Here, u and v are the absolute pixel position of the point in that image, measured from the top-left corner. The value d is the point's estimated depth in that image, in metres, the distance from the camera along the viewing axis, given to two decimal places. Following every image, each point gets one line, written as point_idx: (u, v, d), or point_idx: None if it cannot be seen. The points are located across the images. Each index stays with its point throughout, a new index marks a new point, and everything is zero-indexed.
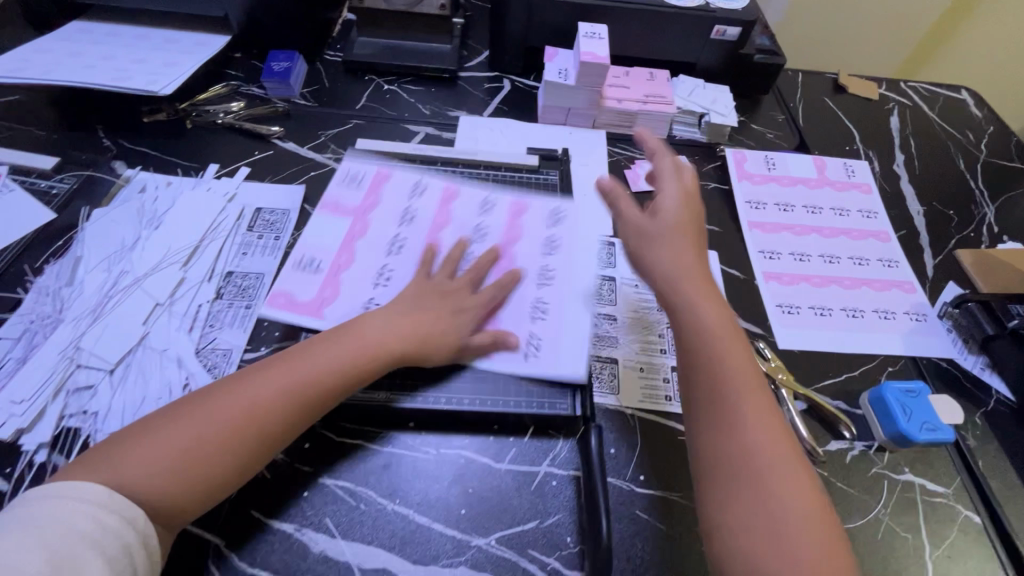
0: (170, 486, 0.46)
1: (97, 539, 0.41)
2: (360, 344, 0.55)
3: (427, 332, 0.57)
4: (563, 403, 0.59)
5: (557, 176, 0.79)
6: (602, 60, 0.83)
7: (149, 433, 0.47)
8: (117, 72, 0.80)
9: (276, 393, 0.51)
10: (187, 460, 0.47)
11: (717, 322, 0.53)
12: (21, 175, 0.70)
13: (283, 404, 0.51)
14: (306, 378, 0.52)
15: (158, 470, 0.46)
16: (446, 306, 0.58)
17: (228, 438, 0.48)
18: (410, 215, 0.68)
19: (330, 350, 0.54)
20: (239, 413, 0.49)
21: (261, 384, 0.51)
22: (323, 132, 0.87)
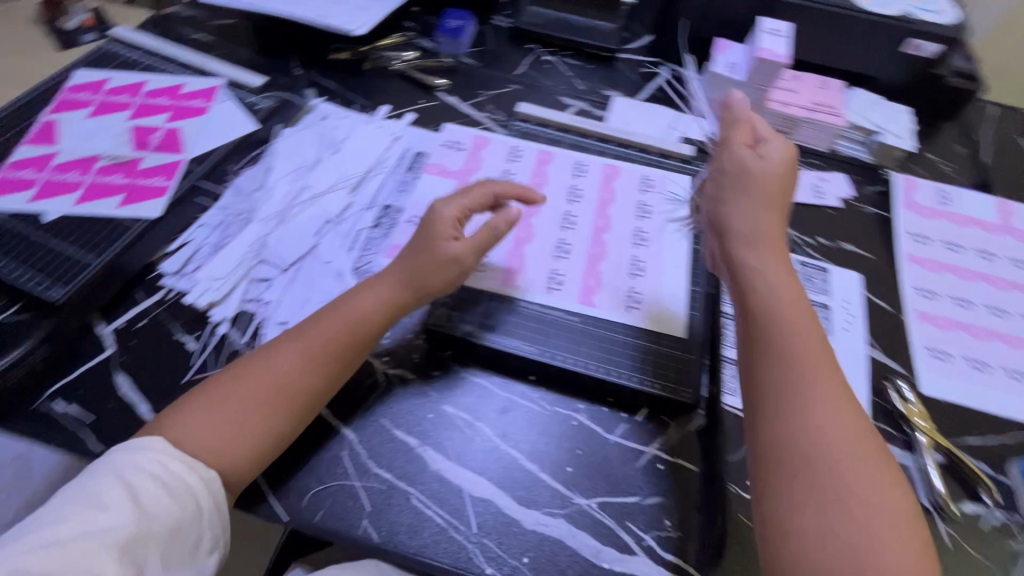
0: (232, 454, 0.49)
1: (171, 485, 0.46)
2: (366, 302, 0.56)
3: (418, 266, 0.57)
4: (687, 391, 0.58)
5: (710, 170, 0.77)
6: (780, 59, 0.80)
7: (194, 411, 0.50)
8: (320, 10, 0.88)
9: (303, 357, 0.53)
10: (225, 430, 0.49)
11: (797, 312, 0.53)
12: (234, 88, 0.78)
13: (306, 367, 0.52)
14: (326, 338, 0.53)
15: (216, 442, 0.48)
16: (422, 238, 0.58)
17: (258, 407, 0.50)
18: (507, 177, 0.73)
19: (340, 307, 0.55)
20: (270, 378, 0.51)
21: (284, 354, 0.53)
22: (483, 91, 0.91)
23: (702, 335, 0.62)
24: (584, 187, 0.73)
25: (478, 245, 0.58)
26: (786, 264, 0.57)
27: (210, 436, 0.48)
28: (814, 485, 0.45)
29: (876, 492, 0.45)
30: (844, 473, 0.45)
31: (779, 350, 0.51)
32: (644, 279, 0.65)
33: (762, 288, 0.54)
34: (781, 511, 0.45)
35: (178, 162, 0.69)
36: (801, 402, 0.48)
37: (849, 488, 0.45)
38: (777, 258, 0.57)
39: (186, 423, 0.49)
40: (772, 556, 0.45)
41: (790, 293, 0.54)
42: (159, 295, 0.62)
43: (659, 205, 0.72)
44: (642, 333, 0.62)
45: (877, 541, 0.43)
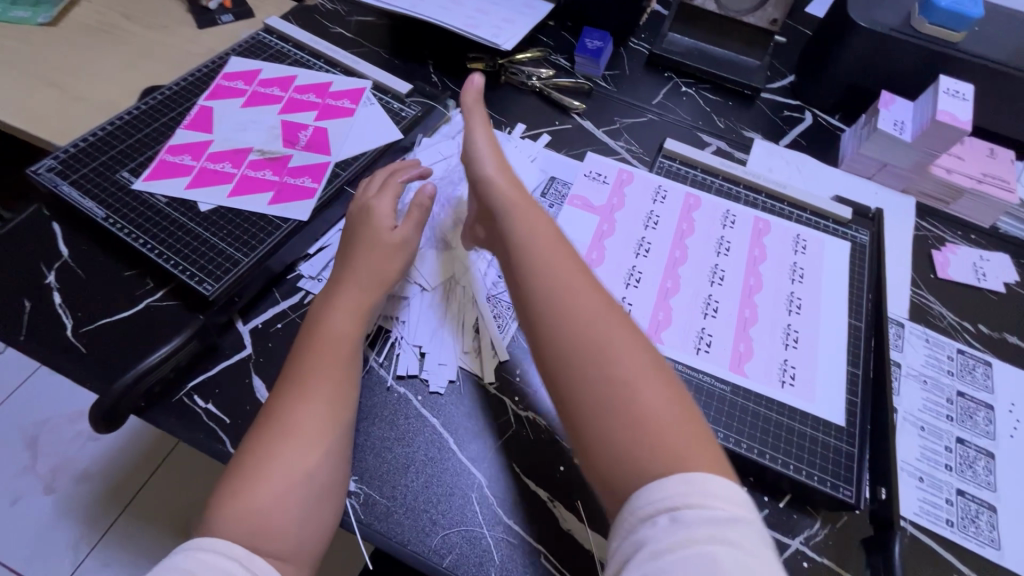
0: (285, 512, 0.45)
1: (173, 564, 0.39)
2: (340, 322, 0.54)
3: (376, 269, 0.57)
4: (846, 489, 0.53)
5: (869, 237, 0.71)
6: (963, 125, 0.72)
7: (230, 487, 0.45)
8: (466, 18, 0.86)
9: (311, 393, 0.50)
10: (259, 496, 0.45)
11: (560, 256, 0.48)
12: (379, 92, 0.77)
13: (311, 401, 0.49)
14: (313, 364, 0.52)
15: (262, 506, 0.44)
16: (359, 242, 0.59)
17: (282, 457, 0.46)
18: (652, 220, 0.68)
19: (318, 332, 0.54)
20: (286, 423, 0.48)
21: (286, 399, 0.49)
22: (618, 119, 0.87)
23: (863, 426, 0.56)
24: (733, 240, 0.68)
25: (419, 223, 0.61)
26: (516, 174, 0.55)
27: (255, 498, 0.44)
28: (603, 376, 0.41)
29: (647, 388, 0.40)
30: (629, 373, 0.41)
31: (555, 294, 0.45)
32: (798, 352, 0.60)
33: (518, 227, 0.50)
34: (587, 430, 0.40)
35: (326, 165, 0.68)
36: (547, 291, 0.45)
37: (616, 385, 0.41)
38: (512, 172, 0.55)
39: (227, 498, 0.45)
40: (592, 462, 0.40)
41: (519, 195, 0.53)
42: (296, 298, 0.62)
43: (814, 270, 0.67)
44: (796, 412, 0.56)
45: (670, 441, 0.38)
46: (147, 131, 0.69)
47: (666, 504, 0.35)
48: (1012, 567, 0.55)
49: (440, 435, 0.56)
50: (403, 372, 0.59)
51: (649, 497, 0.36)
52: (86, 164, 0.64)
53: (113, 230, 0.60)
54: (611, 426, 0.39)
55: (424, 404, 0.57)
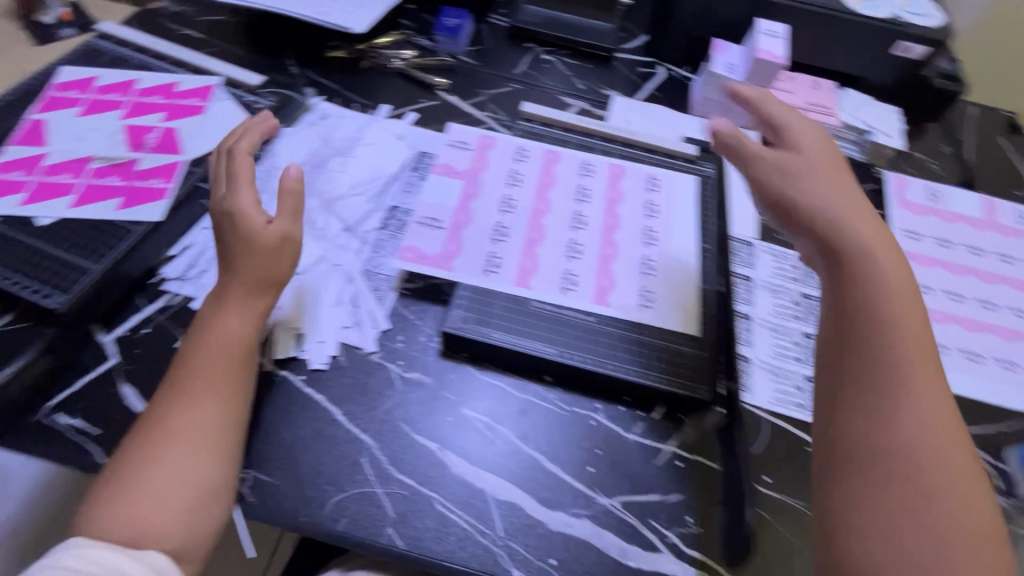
0: (173, 518, 0.45)
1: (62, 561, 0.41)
2: (235, 327, 0.53)
3: (255, 268, 0.54)
4: (703, 389, 0.59)
5: (714, 169, 0.78)
6: (779, 61, 0.81)
7: (111, 489, 0.45)
8: (316, 7, 0.86)
9: (201, 399, 0.49)
10: (152, 502, 0.45)
11: (916, 327, 0.49)
12: (231, 87, 0.75)
13: (207, 409, 0.49)
14: (210, 372, 0.50)
15: (146, 511, 0.44)
16: (234, 242, 0.55)
17: (173, 466, 0.46)
18: (515, 178, 0.72)
19: (210, 339, 0.52)
20: (174, 431, 0.47)
21: (179, 407, 0.48)
22: (484, 91, 0.90)
23: (713, 331, 0.63)
24: (592, 187, 0.73)
25: (292, 213, 0.57)
26: (883, 228, 0.55)
27: (138, 503, 0.45)
28: (904, 446, 0.45)
29: (949, 456, 0.44)
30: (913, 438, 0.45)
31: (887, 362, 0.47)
32: (656, 278, 0.66)
33: (850, 282, 0.52)
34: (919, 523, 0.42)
35: (177, 164, 0.66)
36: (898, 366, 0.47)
37: (911, 459, 0.44)
38: (874, 223, 0.54)
39: (107, 502, 0.45)
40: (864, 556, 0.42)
41: (886, 249, 0.53)
42: (162, 300, 0.60)
43: (666, 204, 0.73)
44: (656, 330, 0.62)
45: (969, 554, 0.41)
46: None
47: None
48: None
49: (326, 408, 0.57)
50: (283, 354, 0.59)
51: None
52: None
53: None
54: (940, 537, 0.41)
55: (308, 382, 0.58)
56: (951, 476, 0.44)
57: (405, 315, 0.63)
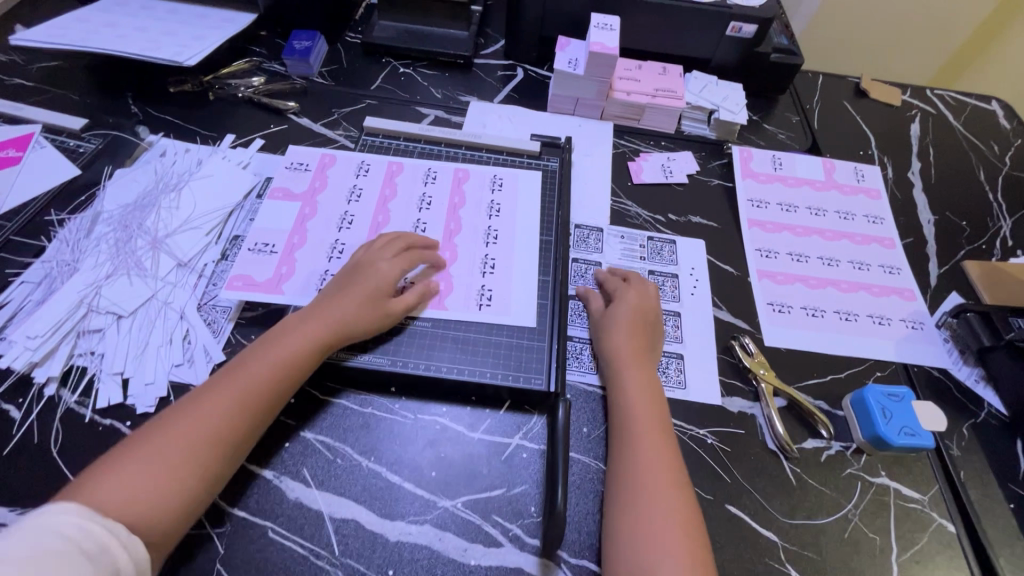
0: (165, 509, 0.47)
1: (42, 530, 0.40)
2: (292, 351, 0.56)
3: (348, 316, 0.59)
4: (538, 379, 0.61)
5: (558, 163, 0.80)
6: (612, 50, 0.84)
7: (117, 460, 0.48)
8: (148, 43, 0.84)
9: (229, 401, 0.53)
10: (170, 474, 0.48)
11: (647, 413, 0.59)
12: (52, 134, 0.73)
13: (247, 412, 0.53)
14: (257, 385, 0.54)
15: (142, 491, 0.47)
16: (350, 291, 0.60)
17: (206, 447, 0.50)
18: (355, 194, 0.73)
19: (278, 354, 0.56)
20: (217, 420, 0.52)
21: (226, 399, 0.53)
22: (337, 110, 0.90)
23: (551, 322, 0.64)
24: (434, 194, 0.74)
25: (417, 291, 0.63)
26: (642, 337, 0.64)
27: (138, 479, 0.47)
28: (648, 506, 0.52)
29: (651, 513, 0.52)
30: (654, 499, 0.52)
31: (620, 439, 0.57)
32: (496, 276, 0.67)
33: (620, 382, 0.61)
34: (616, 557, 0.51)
35: None
36: (630, 439, 0.57)
37: (649, 515, 0.52)
38: (633, 332, 0.64)
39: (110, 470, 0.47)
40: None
41: (630, 350, 0.63)
42: None
43: (509, 203, 0.74)
44: (495, 328, 0.63)
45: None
46: None
47: None
48: (696, 399, 0.65)
49: None
50: (106, 403, 0.57)
51: None
52: None
53: None
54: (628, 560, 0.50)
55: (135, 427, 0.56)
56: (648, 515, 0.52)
57: (242, 345, 0.62)
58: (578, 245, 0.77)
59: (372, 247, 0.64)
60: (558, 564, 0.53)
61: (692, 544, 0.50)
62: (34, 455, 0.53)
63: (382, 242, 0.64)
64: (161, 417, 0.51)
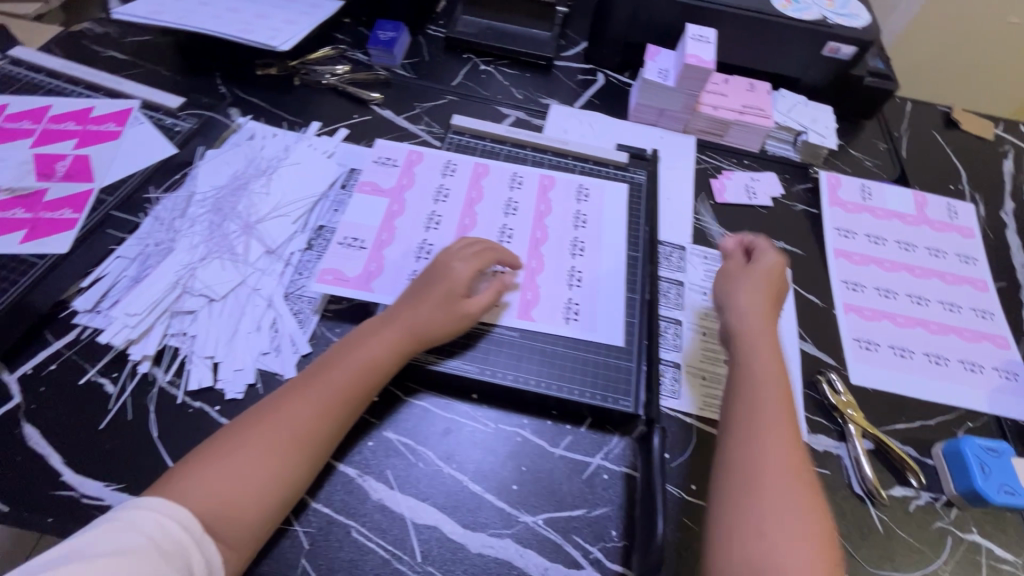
0: (248, 511, 0.48)
1: (131, 525, 0.43)
2: (368, 356, 0.55)
3: (423, 323, 0.57)
4: (626, 400, 0.60)
5: (645, 176, 0.78)
6: (707, 64, 0.82)
7: (207, 459, 0.49)
8: (242, 25, 0.85)
9: (310, 405, 0.52)
10: (247, 478, 0.48)
11: (778, 388, 0.57)
12: (149, 110, 0.74)
13: (322, 418, 0.52)
14: (336, 390, 0.53)
15: (221, 493, 0.47)
16: (426, 297, 0.59)
17: (283, 452, 0.50)
18: (442, 193, 0.72)
19: (353, 359, 0.55)
20: (293, 424, 0.51)
21: (302, 405, 0.52)
22: (419, 104, 0.90)
23: (639, 342, 0.63)
24: (520, 199, 0.72)
25: (492, 295, 0.60)
26: (773, 315, 0.64)
27: (223, 480, 0.48)
28: (779, 483, 0.50)
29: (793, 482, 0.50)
30: (782, 488, 0.50)
31: (752, 407, 0.55)
32: (582, 289, 0.66)
33: (754, 350, 0.60)
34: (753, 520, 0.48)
35: (89, 193, 0.64)
36: (761, 425, 0.54)
37: (776, 502, 0.49)
38: (764, 307, 0.64)
39: (198, 468, 0.49)
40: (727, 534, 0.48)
41: (759, 325, 0.63)
42: (72, 335, 0.59)
43: (596, 214, 0.73)
44: (580, 343, 0.62)
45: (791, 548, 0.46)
46: None
47: None
48: None
49: None
50: (197, 386, 0.57)
51: None
52: None
53: None
54: (763, 527, 0.48)
55: (224, 412, 0.56)
56: (788, 485, 0.50)
57: (326, 338, 0.62)
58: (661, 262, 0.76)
59: (450, 249, 0.63)
60: None
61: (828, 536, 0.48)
62: (128, 432, 0.54)
63: (462, 246, 0.63)
64: (242, 419, 0.52)
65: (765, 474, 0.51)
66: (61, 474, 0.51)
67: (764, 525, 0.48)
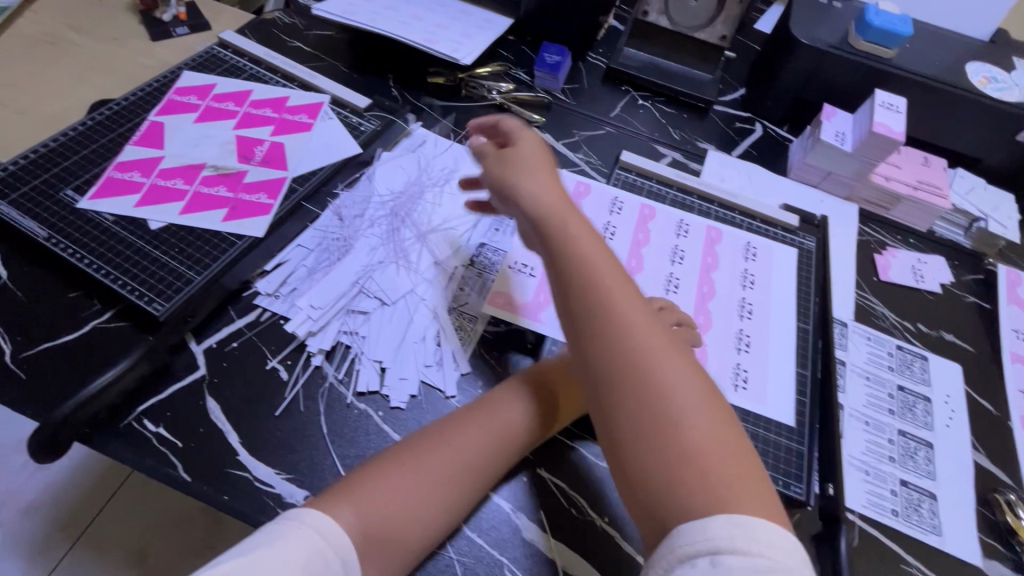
0: (412, 533, 0.47)
1: (293, 549, 0.41)
2: (546, 400, 0.56)
3: None
4: (798, 486, 0.56)
5: (815, 244, 0.75)
6: (896, 135, 0.77)
7: (386, 472, 0.49)
8: (425, 34, 0.87)
9: (490, 438, 0.52)
10: (420, 500, 0.48)
11: (611, 265, 0.45)
12: (337, 106, 0.77)
13: (497, 454, 0.52)
14: (514, 428, 0.54)
15: (394, 511, 0.47)
16: None
17: (457, 480, 0.50)
18: (609, 230, 0.71)
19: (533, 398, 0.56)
20: (472, 453, 0.51)
21: (481, 435, 0.52)
22: (578, 132, 0.89)
23: (809, 422, 0.60)
24: (686, 249, 0.71)
25: None
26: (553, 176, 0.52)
27: (400, 499, 0.47)
28: (654, 391, 0.39)
29: (690, 389, 0.40)
30: (676, 367, 0.41)
31: (588, 294, 0.43)
32: (750, 356, 0.64)
33: (526, 182, 0.50)
34: (624, 433, 0.39)
35: (282, 181, 0.67)
36: (607, 312, 0.42)
37: (667, 415, 0.39)
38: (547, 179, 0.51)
39: (377, 482, 0.48)
40: (633, 471, 0.39)
41: (554, 194, 0.49)
42: (253, 315, 0.61)
43: (764, 276, 0.70)
44: (745, 415, 0.59)
45: (718, 481, 0.37)
46: (92, 148, 0.66)
47: (709, 545, 0.34)
48: (950, 552, 0.58)
49: None
50: (365, 388, 0.58)
51: (693, 530, 0.35)
52: (28, 181, 0.62)
53: (54, 249, 0.58)
54: (651, 440, 0.38)
55: (386, 420, 0.57)
56: (675, 388, 0.39)
57: (486, 361, 0.62)
58: None
59: None
60: None
61: (729, 441, 0.39)
62: (299, 423, 0.55)
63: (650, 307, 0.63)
64: (420, 435, 0.52)
65: (619, 370, 0.40)
66: (238, 454, 0.53)
67: (677, 445, 0.38)
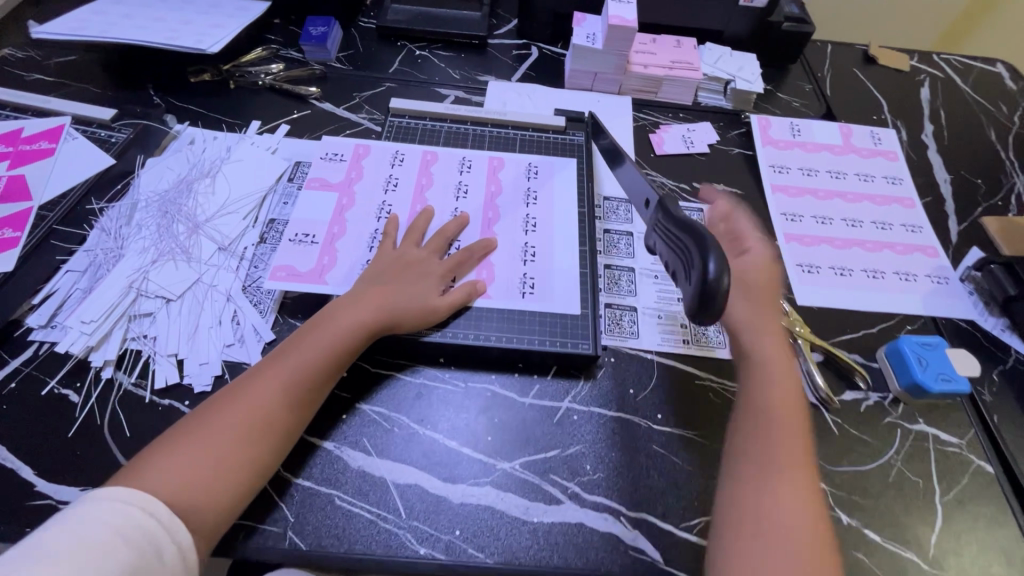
0: (206, 494, 0.47)
1: (91, 516, 0.41)
2: (334, 332, 0.57)
3: (396, 303, 0.59)
4: (585, 343, 0.63)
5: (583, 137, 0.81)
6: (630, 24, 0.84)
7: (166, 449, 0.48)
8: (168, 33, 0.84)
9: (275, 385, 0.53)
10: (208, 462, 0.48)
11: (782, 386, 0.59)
12: (82, 125, 0.73)
13: (287, 395, 0.53)
14: (302, 367, 0.54)
15: (179, 480, 0.46)
16: (397, 281, 0.61)
17: (247, 431, 0.50)
18: (391, 183, 0.73)
19: (320, 337, 0.56)
20: (258, 403, 0.52)
21: (266, 384, 0.53)
22: (358, 94, 0.90)
23: (589, 292, 0.67)
24: (470, 182, 0.74)
25: (467, 288, 0.63)
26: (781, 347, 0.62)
27: (182, 466, 0.47)
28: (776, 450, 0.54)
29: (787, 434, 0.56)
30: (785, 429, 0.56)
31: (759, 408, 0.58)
32: (536, 263, 0.68)
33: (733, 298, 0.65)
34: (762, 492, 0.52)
35: (28, 211, 0.64)
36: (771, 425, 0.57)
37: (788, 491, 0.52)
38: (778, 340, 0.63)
39: (158, 457, 0.48)
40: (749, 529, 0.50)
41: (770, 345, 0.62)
42: (29, 352, 0.58)
43: (546, 190, 0.75)
44: (541, 314, 0.64)
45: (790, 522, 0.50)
46: None
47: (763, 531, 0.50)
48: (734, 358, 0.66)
49: None
50: (164, 383, 0.57)
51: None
52: None
53: None
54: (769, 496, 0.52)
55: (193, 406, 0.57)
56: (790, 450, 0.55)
57: (289, 324, 0.63)
58: (609, 217, 0.77)
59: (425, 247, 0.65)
60: (619, 518, 0.55)
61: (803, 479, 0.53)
62: (97, 435, 0.54)
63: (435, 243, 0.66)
64: (208, 404, 0.52)
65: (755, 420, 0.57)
66: (35, 485, 0.51)
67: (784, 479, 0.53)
